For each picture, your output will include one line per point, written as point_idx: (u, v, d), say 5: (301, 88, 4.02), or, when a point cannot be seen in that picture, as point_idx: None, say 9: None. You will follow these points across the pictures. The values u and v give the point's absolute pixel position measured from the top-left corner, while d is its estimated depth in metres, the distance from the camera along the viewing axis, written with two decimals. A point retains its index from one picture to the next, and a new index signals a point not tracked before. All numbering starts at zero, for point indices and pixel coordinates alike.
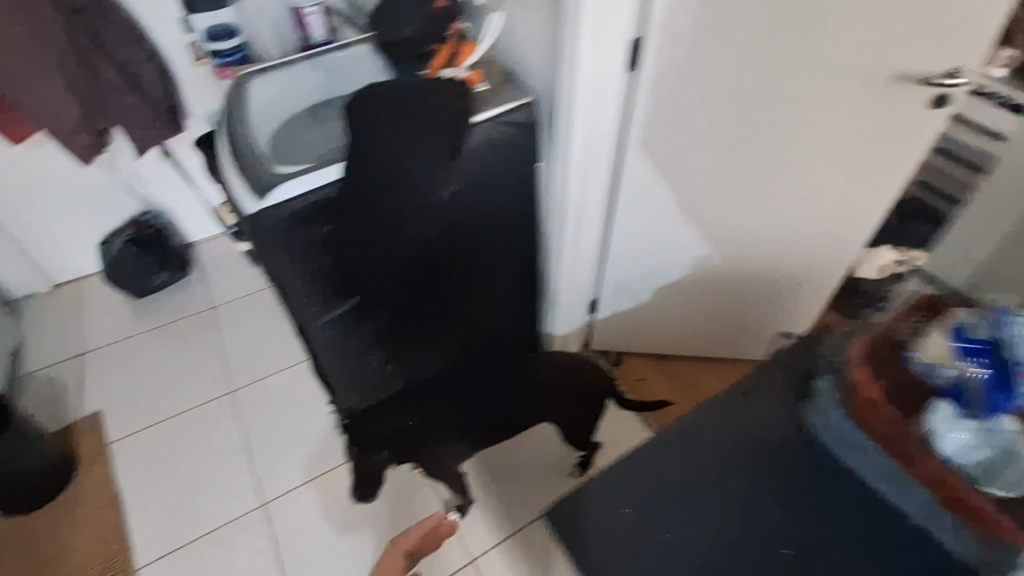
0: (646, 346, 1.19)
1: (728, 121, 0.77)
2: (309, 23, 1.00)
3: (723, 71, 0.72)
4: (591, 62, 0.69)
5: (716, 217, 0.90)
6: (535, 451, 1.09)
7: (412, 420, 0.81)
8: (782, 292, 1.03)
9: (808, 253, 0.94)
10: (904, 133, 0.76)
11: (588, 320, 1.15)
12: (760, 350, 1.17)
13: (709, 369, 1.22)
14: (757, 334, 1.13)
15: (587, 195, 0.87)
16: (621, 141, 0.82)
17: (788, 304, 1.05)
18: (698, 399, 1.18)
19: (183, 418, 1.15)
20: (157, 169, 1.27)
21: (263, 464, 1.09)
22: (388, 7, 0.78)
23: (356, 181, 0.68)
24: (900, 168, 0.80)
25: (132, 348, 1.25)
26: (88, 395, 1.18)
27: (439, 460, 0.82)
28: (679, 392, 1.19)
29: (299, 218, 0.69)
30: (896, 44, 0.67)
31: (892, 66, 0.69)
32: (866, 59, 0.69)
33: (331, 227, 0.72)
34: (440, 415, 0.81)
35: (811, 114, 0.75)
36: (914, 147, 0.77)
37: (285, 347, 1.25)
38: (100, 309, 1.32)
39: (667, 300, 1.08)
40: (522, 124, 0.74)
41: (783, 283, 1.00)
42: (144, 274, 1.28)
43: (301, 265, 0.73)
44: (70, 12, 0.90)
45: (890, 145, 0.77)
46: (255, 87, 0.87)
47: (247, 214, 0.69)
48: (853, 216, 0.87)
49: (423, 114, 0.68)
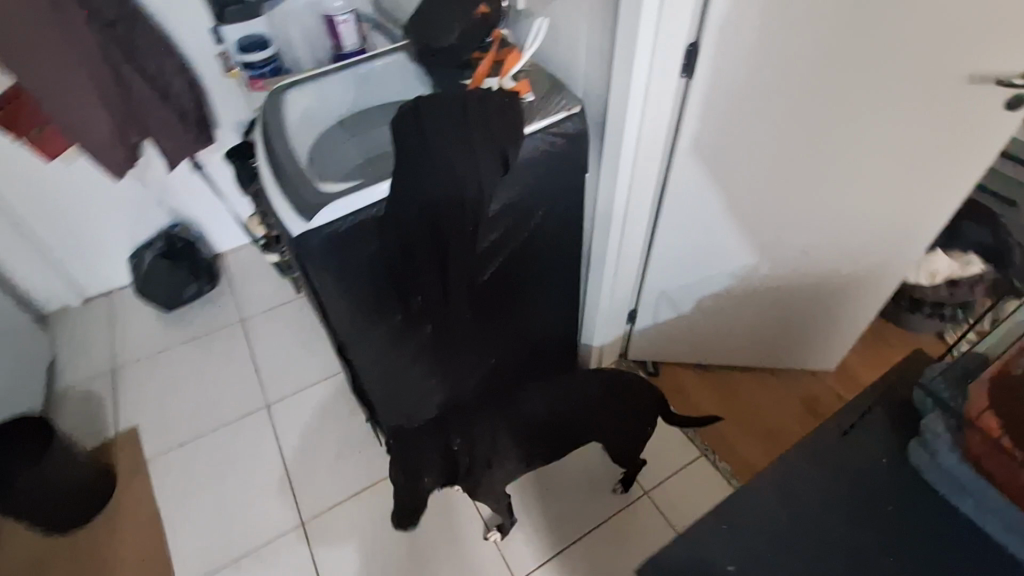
0: (687, 355, 1.16)
1: (785, 129, 0.74)
2: (342, 32, 0.98)
3: (783, 75, 0.69)
4: (645, 68, 0.66)
5: (766, 226, 0.86)
6: (580, 469, 1.07)
7: (458, 441, 0.79)
8: (832, 303, 0.99)
9: (864, 262, 0.90)
10: (975, 136, 0.71)
11: (626, 330, 1.12)
12: (805, 360, 1.13)
13: (752, 378, 1.18)
14: (803, 344, 1.09)
15: (632, 205, 0.84)
16: (669, 148, 0.79)
17: (838, 314, 1.01)
18: (742, 411, 1.14)
19: (218, 432, 1.14)
20: (188, 181, 1.27)
21: (300, 481, 1.07)
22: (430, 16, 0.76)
23: (405, 200, 0.66)
24: (967, 173, 0.76)
25: (166, 361, 1.24)
26: (123, 410, 1.18)
27: (487, 482, 0.80)
28: (722, 402, 1.15)
29: (344, 233, 0.68)
30: (973, 43, 0.63)
31: (967, 65, 0.65)
32: (940, 58, 0.64)
33: (378, 246, 0.70)
34: (486, 436, 0.79)
35: (876, 118, 0.71)
36: (985, 151, 0.73)
37: (317, 359, 1.24)
38: (132, 322, 1.31)
39: (710, 312, 1.05)
40: (572, 133, 0.72)
41: (834, 292, 0.96)
42: (175, 287, 1.27)
43: (346, 284, 0.72)
44: (103, 25, 0.88)
45: (958, 150, 0.73)
46: (292, 99, 0.85)
47: (293, 235, 0.67)
48: (912, 223, 0.83)
49: (474, 127, 0.65)
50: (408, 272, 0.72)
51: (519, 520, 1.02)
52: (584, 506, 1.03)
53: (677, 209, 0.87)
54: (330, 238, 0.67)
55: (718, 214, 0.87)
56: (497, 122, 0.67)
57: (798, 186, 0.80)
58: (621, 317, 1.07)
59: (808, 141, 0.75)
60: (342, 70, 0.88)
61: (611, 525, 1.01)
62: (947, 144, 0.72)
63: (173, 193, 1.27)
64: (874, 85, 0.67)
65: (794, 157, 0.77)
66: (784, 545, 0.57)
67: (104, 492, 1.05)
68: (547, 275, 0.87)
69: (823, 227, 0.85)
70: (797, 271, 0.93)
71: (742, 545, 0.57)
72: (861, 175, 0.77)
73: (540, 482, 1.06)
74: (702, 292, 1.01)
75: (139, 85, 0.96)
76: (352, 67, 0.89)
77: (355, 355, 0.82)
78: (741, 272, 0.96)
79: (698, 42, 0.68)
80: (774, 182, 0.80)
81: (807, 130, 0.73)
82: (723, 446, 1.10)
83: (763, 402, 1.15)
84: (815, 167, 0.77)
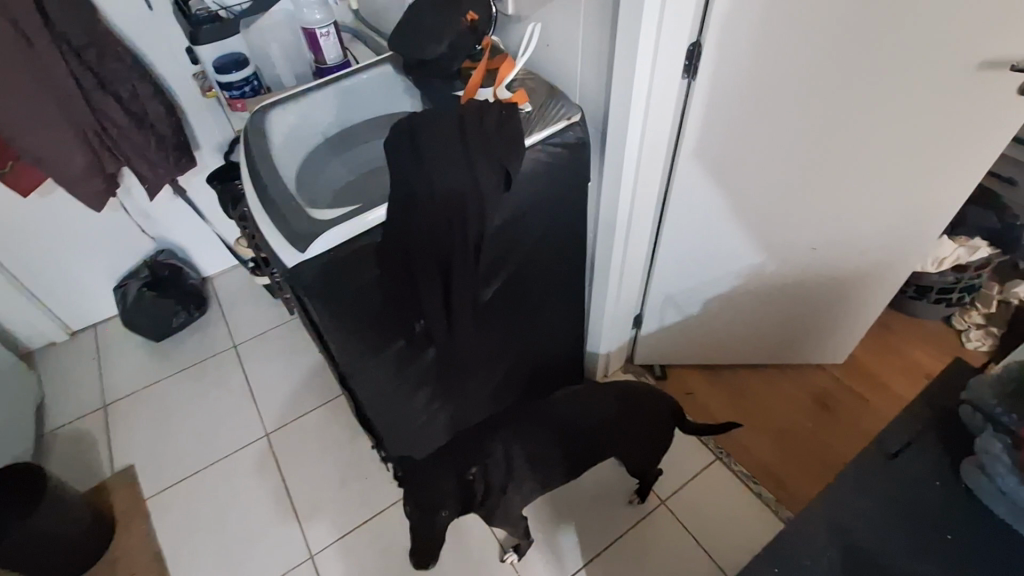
0: (695, 358, 1.14)
1: (790, 127, 0.72)
2: (322, 46, 0.92)
3: (787, 72, 0.66)
4: (645, 73, 0.64)
5: (773, 225, 0.84)
6: (597, 485, 1.04)
7: (474, 469, 0.75)
8: (842, 299, 0.97)
9: (872, 257, 0.88)
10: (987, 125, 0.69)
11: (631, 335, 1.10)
12: (814, 355, 1.11)
13: (762, 377, 1.16)
14: (812, 340, 1.07)
15: (635, 211, 0.81)
16: (671, 152, 0.77)
17: (847, 310, 0.99)
18: (755, 412, 1.12)
19: (218, 466, 1.10)
20: (170, 207, 1.23)
21: (306, 513, 1.04)
22: (415, 27, 0.73)
23: (405, 224, 0.63)
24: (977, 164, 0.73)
25: (158, 394, 1.20)
26: (117, 448, 1.13)
27: (506, 507, 0.77)
28: (733, 404, 1.13)
29: (343, 262, 0.64)
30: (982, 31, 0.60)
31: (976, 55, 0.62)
32: (948, 49, 0.62)
33: (381, 272, 0.67)
34: (504, 460, 0.76)
35: (883, 112, 0.69)
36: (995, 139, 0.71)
37: (315, 384, 1.20)
38: (121, 355, 1.27)
39: (717, 313, 1.02)
40: (572, 143, 0.69)
41: (844, 287, 0.94)
42: (164, 317, 1.23)
43: (348, 313, 0.69)
44: (71, 51, 0.84)
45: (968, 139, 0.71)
46: (275, 118, 0.81)
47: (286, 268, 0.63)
48: (921, 217, 0.81)
49: (472, 142, 0.62)
50: (412, 298, 0.69)
51: (536, 540, 0.99)
52: (601, 521, 1.00)
53: (682, 213, 0.84)
54: (327, 267, 0.64)
55: (723, 217, 0.85)
56: (496, 137, 0.63)
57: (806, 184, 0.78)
58: (626, 323, 1.05)
59: (814, 139, 0.72)
60: (326, 86, 0.84)
61: (629, 540, 0.98)
62: (956, 134, 0.70)
63: (155, 220, 1.23)
64: (882, 79, 0.65)
65: (800, 155, 0.75)
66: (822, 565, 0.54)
67: (102, 537, 1.00)
68: (551, 290, 0.85)
69: (832, 224, 0.83)
70: (807, 268, 0.91)
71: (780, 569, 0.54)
72: (869, 171, 0.75)
73: (555, 500, 1.03)
74: (709, 295, 0.98)
75: (114, 112, 0.92)
76: (337, 82, 0.84)
77: (358, 384, 0.79)
78: (748, 273, 0.93)
79: (699, 42, 0.65)
80: (780, 181, 0.78)
81: (814, 126, 0.71)
82: (738, 449, 1.07)
83: (775, 401, 1.13)
84: (822, 164, 0.75)
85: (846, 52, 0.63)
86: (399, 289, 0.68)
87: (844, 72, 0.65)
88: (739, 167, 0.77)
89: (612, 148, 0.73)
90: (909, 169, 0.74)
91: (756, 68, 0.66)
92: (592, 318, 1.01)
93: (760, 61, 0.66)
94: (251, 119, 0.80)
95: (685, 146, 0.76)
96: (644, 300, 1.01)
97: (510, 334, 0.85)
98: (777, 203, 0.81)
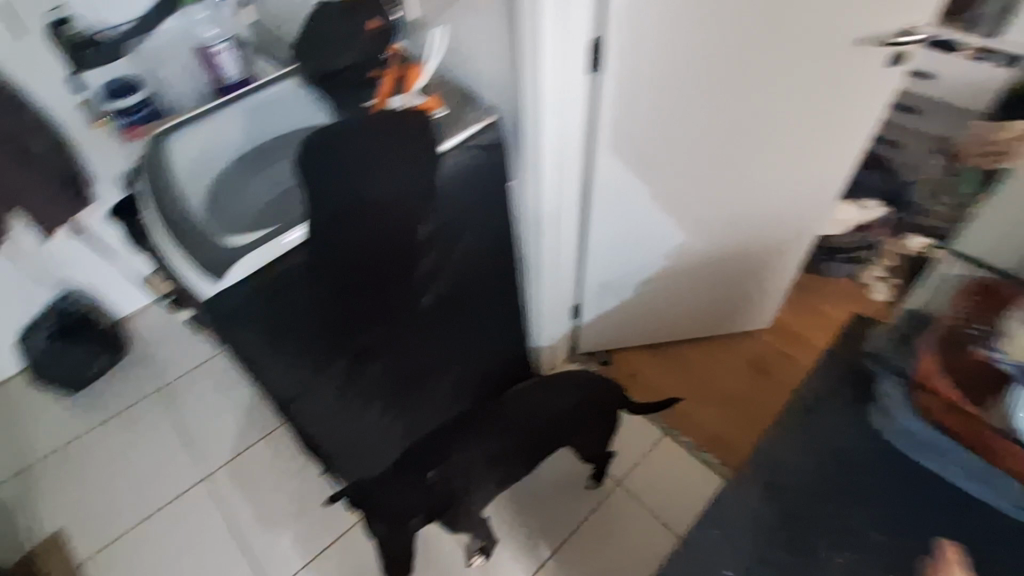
0: (635, 339, 1.17)
1: (694, 112, 0.75)
2: (220, 62, 0.89)
3: (682, 58, 0.69)
4: (553, 69, 0.65)
5: (689, 205, 0.88)
6: (555, 473, 1.06)
7: (436, 473, 0.76)
8: (761, 268, 1.03)
9: (782, 225, 0.94)
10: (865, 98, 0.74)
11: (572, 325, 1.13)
12: (742, 321, 1.18)
13: (698, 348, 1.22)
14: (739, 310, 1.14)
15: (560, 204, 0.83)
16: (587, 141, 0.79)
17: (767, 277, 1.06)
18: (696, 383, 1.17)
19: (160, 516, 1.04)
20: (70, 250, 1.12)
21: (264, 549, 1.00)
22: (314, 33, 0.71)
23: (333, 243, 0.63)
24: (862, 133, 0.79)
25: (83, 448, 1.12)
26: (41, 515, 1.04)
27: (474, 508, 0.77)
28: (676, 379, 1.17)
29: (275, 284, 0.63)
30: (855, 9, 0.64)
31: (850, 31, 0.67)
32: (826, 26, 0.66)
33: (317, 290, 0.66)
34: (468, 462, 0.77)
35: (776, 91, 0.73)
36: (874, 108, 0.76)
37: (258, 414, 1.15)
38: (32, 414, 1.16)
39: (649, 293, 1.06)
40: (490, 145, 0.70)
41: (762, 256, 1.00)
42: (79, 367, 1.15)
43: (279, 336, 0.68)
44: None
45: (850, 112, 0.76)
46: (176, 145, 0.76)
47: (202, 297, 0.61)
48: (817, 185, 0.87)
49: (395, 145, 0.63)
50: (345, 313, 0.70)
51: (502, 539, 1.00)
52: (563, 510, 1.02)
53: (606, 202, 0.87)
54: (251, 293, 0.63)
55: (644, 202, 0.88)
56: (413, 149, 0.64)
57: (715, 165, 0.82)
58: (567, 315, 1.07)
59: (716, 122, 0.76)
60: (234, 102, 0.79)
61: (589, 523, 1.01)
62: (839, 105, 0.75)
63: (54, 264, 1.12)
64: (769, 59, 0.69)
65: (706, 138, 0.78)
66: (766, 521, 0.58)
67: None
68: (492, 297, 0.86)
69: (744, 200, 0.88)
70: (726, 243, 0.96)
71: (729, 529, 0.58)
72: (770, 147, 0.80)
73: (514, 495, 1.04)
74: (641, 278, 1.02)
75: None
76: (247, 95, 0.80)
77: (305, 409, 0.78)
78: (675, 253, 0.97)
79: (602, 36, 0.67)
80: (690, 162, 0.82)
81: (717, 109, 0.75)
82: (684, 420, 1.12)
83: (714, 370, 1.18)
84: (727, 145, 0.79)
85: (736, 38, 0.67)
86: (337, 306, 0.68)
87: (735, 54, 0.69)
88: (653, 155, 0.80)
89: (530, 146, 0.74)
90: (805, 143, 0.80)
91: (656, 54, 0.69)
92: (531, 313, 1.02)
93: (659, 51, 0.69)
94: (148, 147, 0.74)
95: (600, 137, 0.78)
96: (581, 290, 1.04)
97: (453, 339, 0.85)
98: (692, 185, 0.85)
